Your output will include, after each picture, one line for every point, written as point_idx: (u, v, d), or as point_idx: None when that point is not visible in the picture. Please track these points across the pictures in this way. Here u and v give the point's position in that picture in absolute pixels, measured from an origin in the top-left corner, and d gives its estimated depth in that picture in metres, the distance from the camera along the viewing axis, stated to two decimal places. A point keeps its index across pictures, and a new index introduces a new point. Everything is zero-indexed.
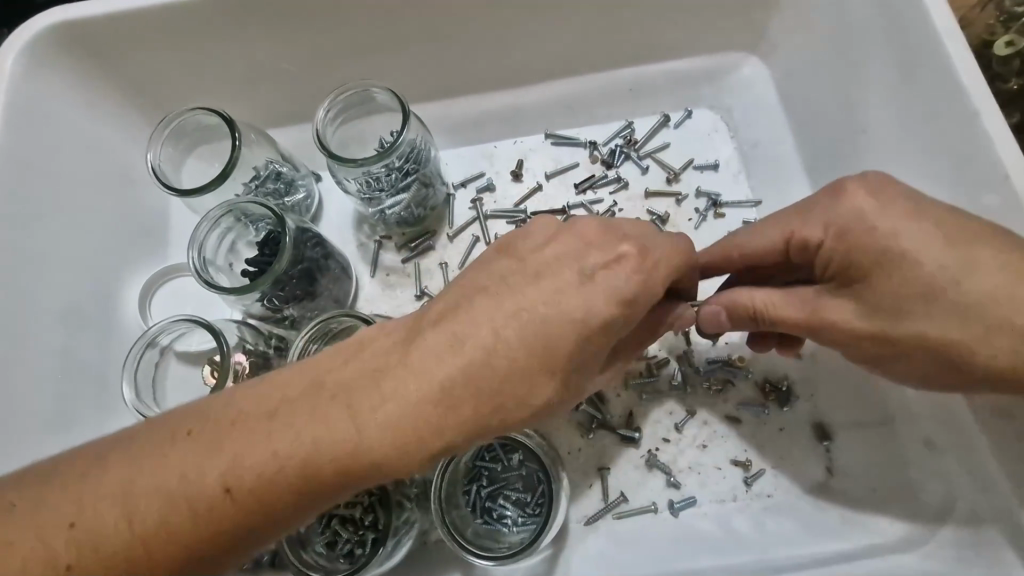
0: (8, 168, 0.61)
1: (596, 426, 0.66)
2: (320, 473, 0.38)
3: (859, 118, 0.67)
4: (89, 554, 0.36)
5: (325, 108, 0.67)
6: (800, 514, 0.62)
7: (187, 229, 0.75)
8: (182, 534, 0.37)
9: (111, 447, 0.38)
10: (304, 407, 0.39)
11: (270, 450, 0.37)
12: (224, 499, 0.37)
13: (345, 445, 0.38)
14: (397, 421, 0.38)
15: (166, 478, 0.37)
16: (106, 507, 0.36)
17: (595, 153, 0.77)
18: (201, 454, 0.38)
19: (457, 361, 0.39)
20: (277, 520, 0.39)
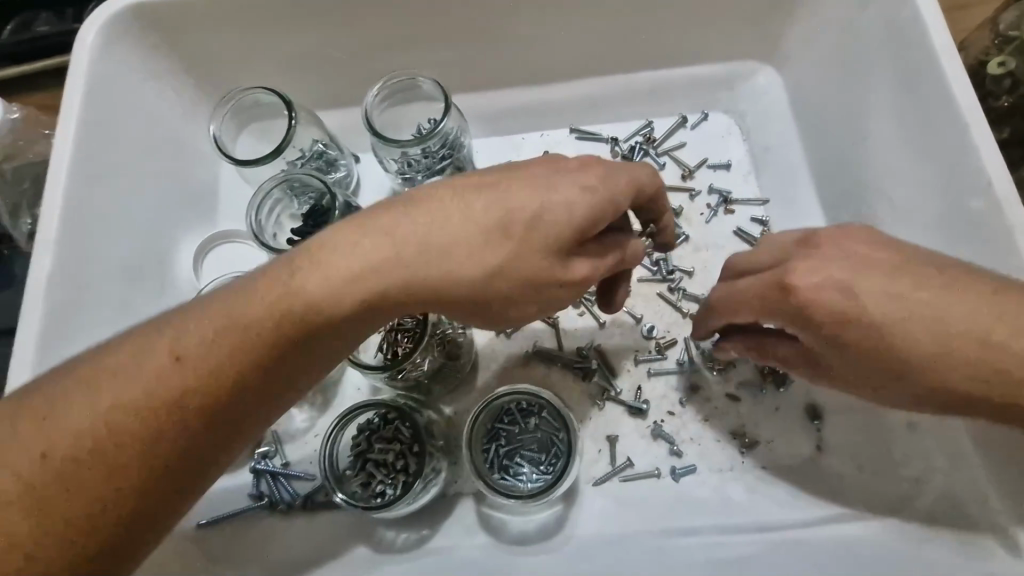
0: (84, 129, 0.66)
1: (607, 397, 0.73)
2: (261, 332, 0.44)
3: (863, 127, 0.72)
4: (58, 443, 0.40)
5: (374, 93, 0.73)
6: (790, 484, 0.68)
7: (233, 195, 0.80)
8: (142, 406, 0.42)
9: (76, 361, 0.44)
10: (244, 290, 0.45)
11: (216, 318, 0.44)
12: (183, 370, 0.43)
13: (291, 307, 0.44)
14: (336, 286, 0.44)
15: (121, 362, 0.43)
16: (71, 400, 0.41)
17: (616, 149, 0.83)
18: (154, 338, 0.44)
19: (384, 239, 0.46)
20: (237, 383, 0.44)
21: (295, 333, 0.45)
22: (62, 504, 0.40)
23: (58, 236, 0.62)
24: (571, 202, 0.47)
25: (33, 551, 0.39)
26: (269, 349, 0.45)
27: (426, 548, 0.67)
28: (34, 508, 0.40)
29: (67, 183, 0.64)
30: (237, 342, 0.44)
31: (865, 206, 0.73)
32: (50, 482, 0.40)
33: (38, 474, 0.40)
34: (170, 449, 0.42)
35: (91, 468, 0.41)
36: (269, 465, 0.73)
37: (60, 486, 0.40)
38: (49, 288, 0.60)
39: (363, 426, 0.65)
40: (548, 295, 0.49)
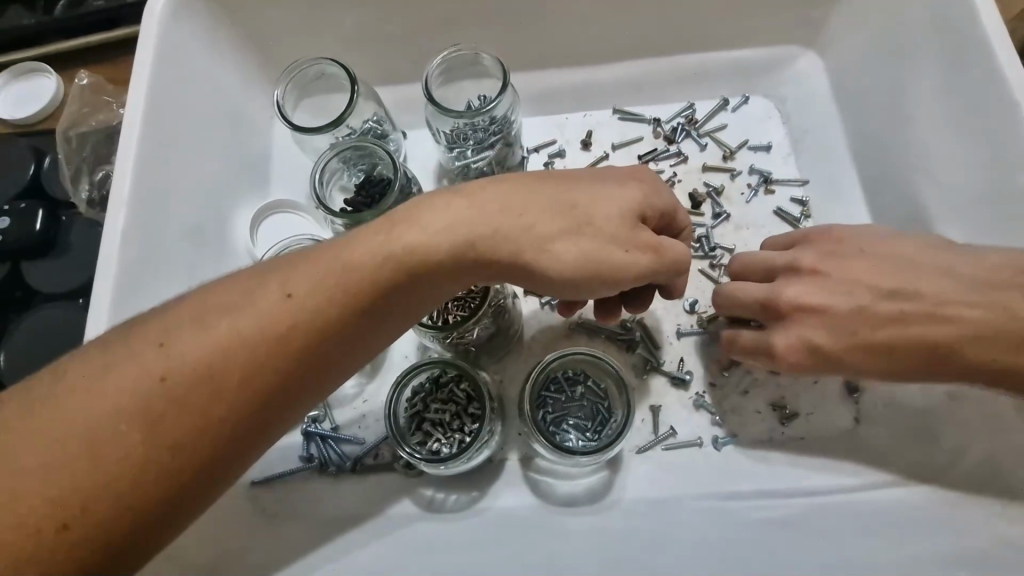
0: (156, 96, 0.70)
1: (650, 367, 0.75)
2: (359, 279, 0.49)
3: (907, 108, 0.74)
4: (173, 367, 0.44)
5: (435, 65, 0.75)
6: (830, 454, 0.69)
7: (287, 168, 0.83)
8: (250, 338, 0.46)
9: (185, 299, 0.48)
10: (343, 242, 0.50)
11: (318, 263, 0.49)
12: (287, 308, 0.47)
13: (383, 253, 0.49)
14: (426, 242, 0.50)
15: (231, 299, 0.47)
16: (185, 330, 0.46)
17: (658, 130, 0.85)
18: (261, 278, 0.48)
19: (470, 203, 0.51)
20: (329, 323, 0.48)
21: (382, 279, 0.49)
22: (173, 424, 0.44)
23: (133, 195, 0.66)
24: (621, 194, 0.53)
25: (145, 465, 0.43)
26: (362, 294, 0.49)
27: (476, 509, 0.69)
28: (148, 426, 0.43)
29: (139, 144, 0.67)
30: (333, 285, 0.48)
31: (907, 186, 0.75)
32: (163, 403, 0.44)
33: (153, 396, 0.44)
34: (270, 378, 0.47)
35: (200, 392, 0.45)
36: (320, 428, 0.74)
37: (172, 407, 0.44)
38: (125, 243, 0.64)
39: (418, 388, 0.67)
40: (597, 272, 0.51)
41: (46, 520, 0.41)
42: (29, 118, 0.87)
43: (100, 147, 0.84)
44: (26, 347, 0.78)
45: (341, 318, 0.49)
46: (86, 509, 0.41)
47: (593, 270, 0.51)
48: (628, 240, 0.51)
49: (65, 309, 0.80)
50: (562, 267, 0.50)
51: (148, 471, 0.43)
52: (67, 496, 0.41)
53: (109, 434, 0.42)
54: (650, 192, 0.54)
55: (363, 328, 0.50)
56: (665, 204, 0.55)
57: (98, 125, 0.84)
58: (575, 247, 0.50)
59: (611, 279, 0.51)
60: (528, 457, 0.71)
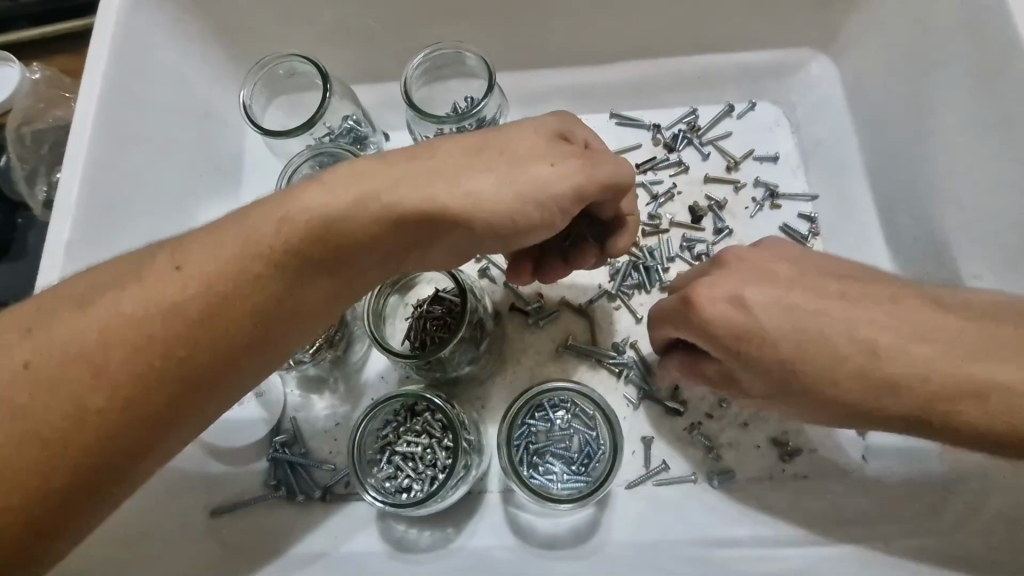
0: (111, 93, 0.65)
1: (642, 396, 0.69)
2: (276, 262, 0.44)
3: (927, 121, 0.68)
4: (46, 357, 0.39)
5: (415, 65, 0.70)
6: (832, 495, 0.65)
7: (259, 171, 0.78)
8: (148, 332, 0.41)
9: (73, 278, 0.43)
10: (252, 215, 0.44)
11: (226, 240, 0.43)
12: (173, 285, 0.42)
13: (280, 223, 0.43)
14: (340, 210, 0.43)
15: (119, 276, 0.42)
16: (59, 311, 0.41)
17: (658, 136, 0.79)
18: (150, 254, 0.44)
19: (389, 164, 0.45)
20: (229, 307, 0.43)
21: (304, 251, 0.44)
22: (38, 413, 0.39)
23: (82, 196, 0.61)
24: (533, 124, 0.48)
25: (17, 467, 0.39)
26: (277, 280, 0.44)
27: (451, 547, 0.64)
28: (10, 420, 0.38)
29: (90, 146, 0.62)
30: (228, 262, 0.43)
31: (925, 206, 0.69)
32: (28, 394, 0.39)
33: (14, 384, 0.39)
34: (159, 367, 0.42)
35: (74, 382, 0.40)
36: (287, 453, 0.69)
37: (42, 401, 0.39)
38: (71, 252, 0.59)
39: (389, 418, 0.62)
40: (527, 196, 0.44)
41: None
42: None
43: (58, 144, 0.79)
44: None
45: (258, 309, 0.44)
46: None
47: (523, 184, 0.44)
48: (551, 153, 0.45)
49: None
50: (490, 194, 0.44)
51: (18, 457, 0.38)
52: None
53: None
54: (564, 118, 0.49)
55: (267, 317, 0.45)
56: (590, 133, 0.50)
57: (56, 120, 0.79)
58: (494, 164, 0.45)
59: (545, 198, 0.44)
60: (508, 490, 0.66)
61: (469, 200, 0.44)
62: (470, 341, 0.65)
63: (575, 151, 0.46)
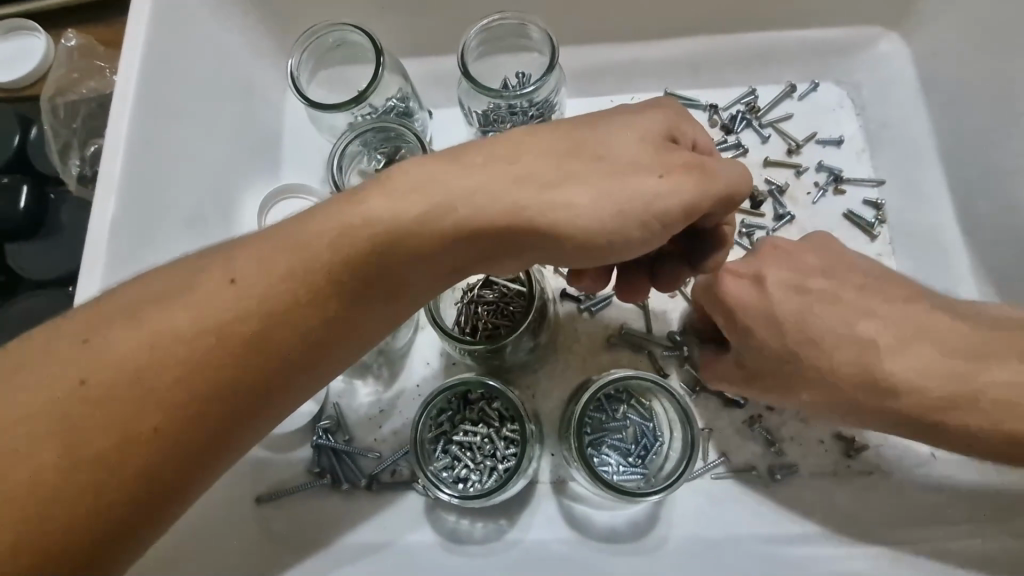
0: (150, 64, 0.62)
1: (700, 388, 0.67)
2: (334, 270, 0.41)
3: (1015, 103, 0.65)
4: (98, 370, 0.37)
5: (473, 36, 0.66)
6: (901, 493, 0.62)
7: (301, 148, 0.74)
8: (202, 344, 0.39)
9: (125, 287, 0.41)
10: (310, 221, 0.42)
11: (282, 246, 0.41)
12: (229, 298, 0.40)
13: (342, 235, 0.41)
14: (404, 214, 0.41)
15: (171, 286, 0.40)
16: (112, 323, 0.38)
17: (715, 117, 0.75)
18: (203, 264, 0.41)
19: (462, 163, 0.42)
20: (285, 321, 0.41)
21: (363, 258, 0.41)
22: (91, 431, 0.37)
23: (124, 176, 0.58)
24: (636, 126, 0.44)
25: (63, 488, 0.36)
26: (334, 287, 0.42)
27: (505, 540, 0.62)
28: (64, 441, 0.36)
29: (134, 118, 0.60)
30: (285, 271, 0.41)
31: (1005, 194, 0.66)
32: (82, 412, 0.37)
33: (70, 403, 0.37)
34: (213, 381, 0.39)
35: (127, 400, 0.37)
36: (331, 440, 0.67)
37: (94, 420, 0.37)
38: (115, 229, 0.57)
39: (444, 406, 0.60)
40: (630, 212, 0.42)
41: None
42: (16, 82, 0.78)
43: (90, 116, 0.75)
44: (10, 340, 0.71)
45: (313, 319, 0.42)
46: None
47: (627, 199, 0.42)
48: (659, 164, 0.42)
49: (53, 298, 0.73)
50: (589, 208, 0.41)
51: (69, 475, 0.36)
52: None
53: (20, 449, 0.36)
54: (669, 120, 0.46)
55: (323, 332, 0.42)
56: (690, 135, 0.47)
57: (89, 92, 0.76)
58: (596, 171, 0.42)
59: (646, 215, 0.42)
60: (561, 481, 0.64)
61: (562, 210, 0.41)
62: (532, 330, 0.62)
63: (686, 161, 0.43)
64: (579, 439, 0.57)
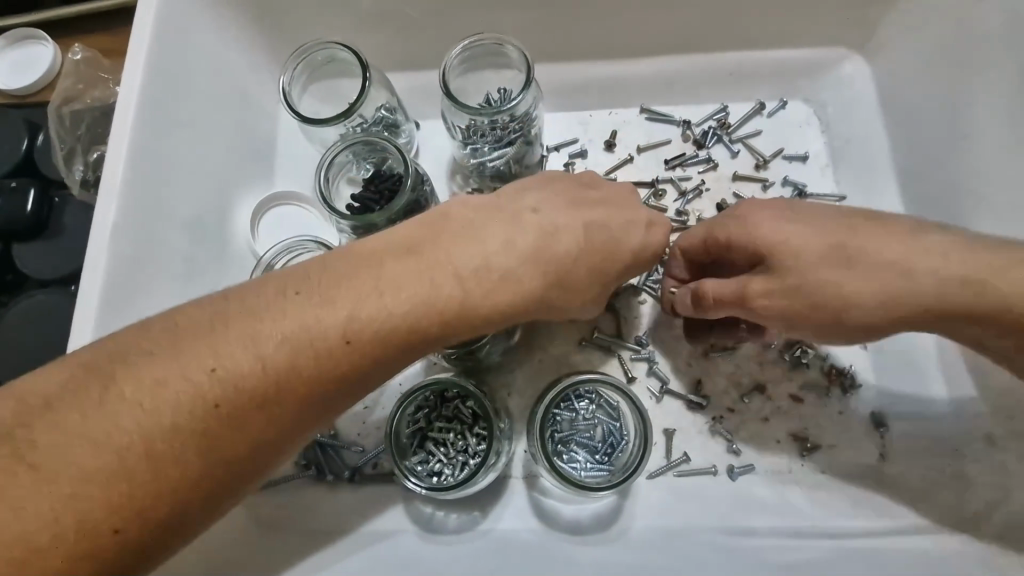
0: (155, 79, 0.66)
1: (665, 390, 0.70)
2: (438, 316, 0.47)
3: (964, 125, 0.69)
4: (231, 395, 0.40)
5: (455, 55, 0.70)
6: (851, 492, 0.66)
7: (294, 158, 0.79)
8: (318, 378, 0.43)
9: (176, 317, 0.42)
10: (411, 266, 0.47)
11: (392, 290, 0.45)
12: (292, 340, 0.42)
13: (400, 293, 0.45)
14: (492, 273, 0.49)
15: (232, 324, 0.41)
16: (241, 350, 0.41)
17: (687, 133, 0.79)
18: (259, 301, 0.43)
19: (539, 234, 0.51)
20: (391, 361, 0.46)
21: (457, 309, 0.47)
22: (222, 445, 0.41)
23: (128, 177, 0.63)
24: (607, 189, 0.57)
25: (189, 491, 0.40)
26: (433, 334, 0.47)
27: (478, 530, 0.66)
28: (200, 451, 0.40)
29: (134, 128, 0.64)
30: (397, 317, 0.45)
31: (954, 210, 0.70)
32: (218, 429, 0.40)
33: (205, 421, 0.40)
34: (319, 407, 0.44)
35: (250, 416, 0.41)
36: (317, 434, 0.71)
37: (225, 432, 0.41)
38: (116, 233, 0.61)
39: (421, 404, 0.64)
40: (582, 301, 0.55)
41: (94, 538, 0.36)
42: (27, 87, 0.83)
43: (94, 124, 0.79)
44: (12, 335, 0.75)
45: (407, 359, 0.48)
46: (125, 529, 0.37)
47: (590, 267, 0.53)
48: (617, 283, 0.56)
49: (56, 295, 0.77)
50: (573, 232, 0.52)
51: (193, 483, 0.40)
52: (113, 514, 0.37)
53: (165, 456, 0.38)
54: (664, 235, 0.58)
55: (370, 374, 0.45)
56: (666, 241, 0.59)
57: (94, 101, 0.80)
58: (591, 261, 0.53)
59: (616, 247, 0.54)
60: (531, 476, 0.68)
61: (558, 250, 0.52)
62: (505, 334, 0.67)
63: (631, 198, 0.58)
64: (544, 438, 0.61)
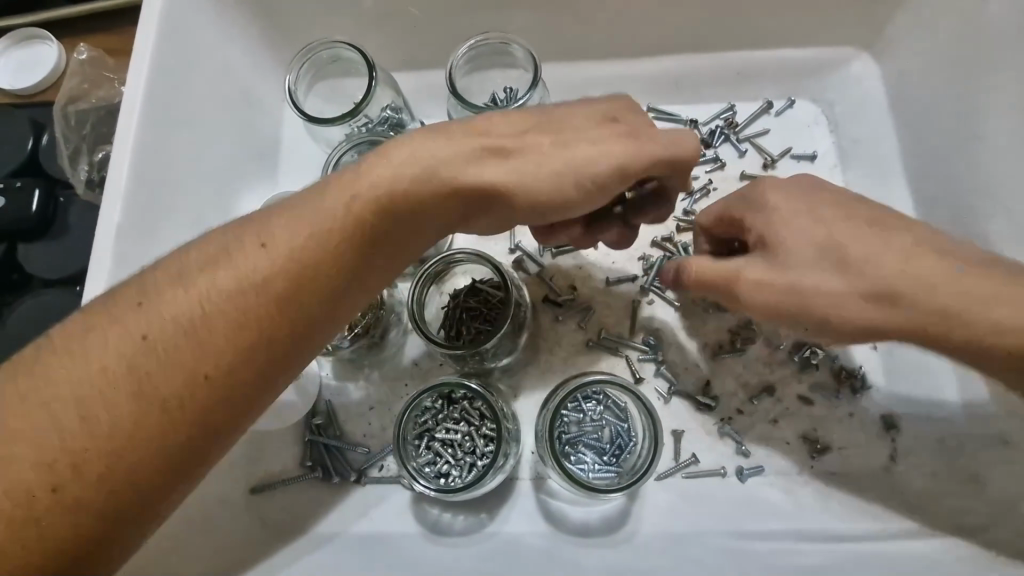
0: (160, 79, 0.66)
1: (674, 391, 0.70)
2: (356, 227, 0.46)
3: (975, 123, 0.68)
4: (156, 326, 0.42)
5: (461, 54, 0.70)
6: (861, 496, 0.65)
7: (299, 157, 0.78)
8: (243, 300, 0.44)
9: (166, 261, 0.45)
10: (319, 190, 0.47)
11: (297, 214, 0.46)
12: (218, 268, 0.44)
13: (357, 201, 0.46)
14: (405, 176, 0.47)
15: (209, 253, 0.45)
16: (163, 289, 0.43)
17: (695, 132, 0.79)
18: (235, 234, 0.46)
19: (451, 134, 0.48)
20: (320, 276, 0.46)
21: (378, 217, 0.47)
22: (155, 382, 0.41)
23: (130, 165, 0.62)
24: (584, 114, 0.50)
25: (126, 429, 0.40)
26: (357, 245, 0.47)
27: (485, 532, 0.65)
28: (131, 386, 0.41)
29: (137, 123, 0.63)
30: (311, 234, 0.45)
31: (966, 210, 0.69)
32: (147, 360, 0.41)
33: (131, 354, 0.41)
34: (257, 332, 0.44)
35: (180, 345, 0.42)
36: (323, 435, 0.70)
37: (155, 363, 0.41)
38: (120, 232, 0.61)
39: (428, 405, 0.64)
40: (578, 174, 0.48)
41: (36, 483, 0.38)
42: (32, 87, 0.82)
43: (99, 124, 0.79)
44: (17, 335, 0.75)
45: (341, 275, 0.47)
46: (77, 470, 0.39)
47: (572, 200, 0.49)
48: (607, 144, 0.48)
49: (61, 296, 0.76)
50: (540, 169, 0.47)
51: (130, 420, 0.40)
52: (56, 457, 0.39)
53: (95, 393, 0.40)
54: (625, 110, 0.52)
55: (310, 282, 0.46)
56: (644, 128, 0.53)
57: (99, 101, 0.79)
58: (561, 173, 0.48)
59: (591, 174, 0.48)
60: (539, 477, 0.67)
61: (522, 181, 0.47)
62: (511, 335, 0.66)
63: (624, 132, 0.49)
64: (552, 439, 0.60)
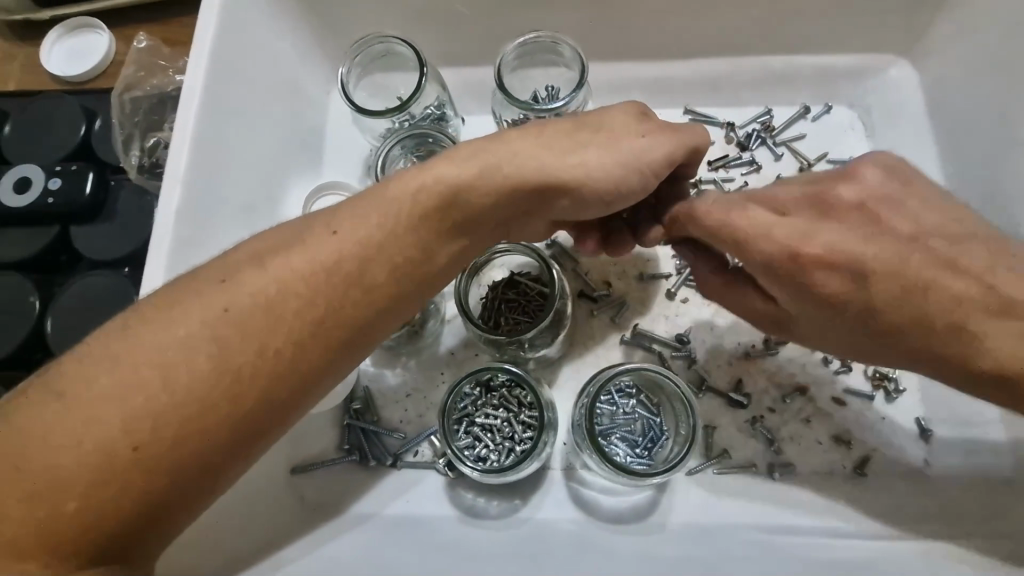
0: (219, 68, 0.68)
1: (706, 387, 0.71)
2: (423, 220, 0.49)
3: (1016, 131, 0.68)
4: (238, 301, 0.44)
5: (508, 51, 0.72)
6: (892, 497, 0.66)
7: (341, 149, 0.81)
8: (319, 284, 0.46)
9: (244, 245, 0.48)
10: (386, 185, 0.50)
11: (364, 204, 0.49)
12: (297, 252, 0.46)
13: (419, 193, 0.49)
14: (467, 172, 0.50)
15: (290, 238, 0.47)
16: (247, 268, 0.45)
17: (731, 135, 0.80)
18: (310, 222, 0.49)
19: (509, 137, 0.52)
20: (382, 263, 0.48)
21: (438, 208, 0.50)
22: (234, 353, 0.43)
23: (191, 145, 0.65)
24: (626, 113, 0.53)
25: (204, 395, 0.42)
26: (421, 238, 0.49)
27: (519, 517, 0.67)
28: (213, 355, 0.43)
29: (199, 111, 0.66)
30: (380, 223, 0.48)
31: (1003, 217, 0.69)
32: (229, 332, 0.43)
33: (217, 325, 0.43)
34: (327, 316, 0.46)
35: (260, 320, 0.44)
36: (361, 420, 0.72)
37: (234, 335, 0.43)
38: (180, 210, 0.63)
39: (467, 392, 0.65)
40: (623, 160, 0.51)
41: (117, 440, 0.40)
42: (86, 73, 0.85)
43: (152, 112, 0.82)
44: (71, 313, 0.77)
45: (402, 267, 0.49)
46: (156, 429, 0.41)
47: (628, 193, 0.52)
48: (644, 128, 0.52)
49: (109, 278, 0.79)
50: (600, 165, 0.50)
51: (211, 388, 0.42)
52: (137, 417, 0.40)
53: (180, 360, 0.42)
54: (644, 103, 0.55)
55: (373, 268, 0.48)
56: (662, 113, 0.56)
57: (152, 89, 0.82)
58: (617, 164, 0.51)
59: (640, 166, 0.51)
60: (570, 467, 0.69)
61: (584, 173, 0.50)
62: (550, 328, 0.68)
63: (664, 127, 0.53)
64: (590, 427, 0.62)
